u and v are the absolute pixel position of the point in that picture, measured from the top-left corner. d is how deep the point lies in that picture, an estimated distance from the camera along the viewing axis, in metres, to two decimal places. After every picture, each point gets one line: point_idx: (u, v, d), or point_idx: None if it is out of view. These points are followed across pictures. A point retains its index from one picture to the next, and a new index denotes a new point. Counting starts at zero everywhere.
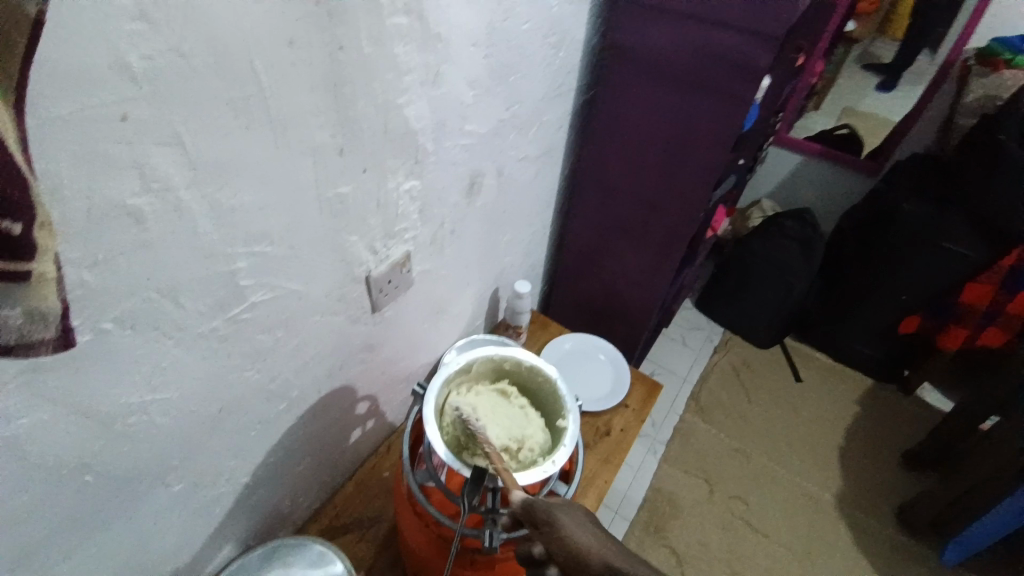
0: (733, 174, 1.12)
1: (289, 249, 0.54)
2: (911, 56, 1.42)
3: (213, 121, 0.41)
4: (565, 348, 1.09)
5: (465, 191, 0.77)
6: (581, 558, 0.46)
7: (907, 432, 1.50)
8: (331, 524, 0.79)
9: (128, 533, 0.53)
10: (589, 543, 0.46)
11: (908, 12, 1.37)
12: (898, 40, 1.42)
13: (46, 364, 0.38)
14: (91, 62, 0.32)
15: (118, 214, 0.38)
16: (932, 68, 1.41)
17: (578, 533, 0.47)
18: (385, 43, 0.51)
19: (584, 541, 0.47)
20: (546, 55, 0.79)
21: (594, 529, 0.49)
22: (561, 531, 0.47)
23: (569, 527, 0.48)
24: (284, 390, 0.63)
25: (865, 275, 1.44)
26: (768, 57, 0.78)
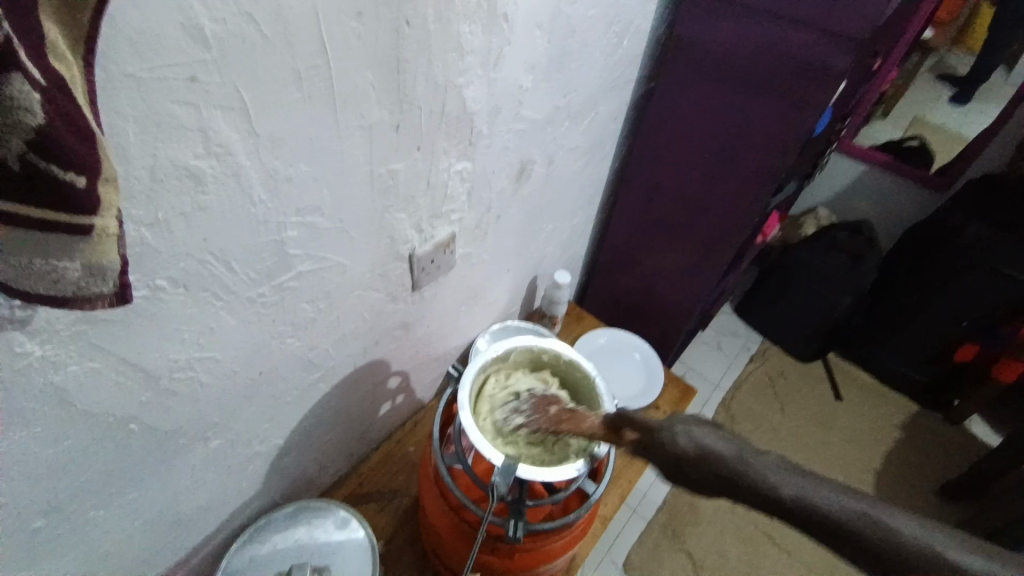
0: (793, 180, 1.06)
1: (337, 222, 0.53)
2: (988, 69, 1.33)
3: (278, 90, 0.41)
4: (598, 343, 1.06)
5: (514, 177, 0.75)
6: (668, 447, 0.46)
7: (949, 464, 1.42)
8: (354, 493, 0.81)
9: (164, 484, 0.54)
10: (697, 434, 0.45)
11: (987, 27, 1.30)
12: (975, 52, 1.34)
13: (99, 316, 0.39)
14: (165, 22, 0.32)
15: (179, 174, 0.38)
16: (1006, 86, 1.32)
17: (710, 437, 0.45)
18: (450, 21, 0.50)
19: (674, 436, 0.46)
20: (610, 42, 0.76)
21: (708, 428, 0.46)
22: (686, 432, 0.46)
23: (698, 431, 0.45)
24: (321, 360, 0.64)
25: (919, 295, 1.36)
26: (846, 59, 0.73)
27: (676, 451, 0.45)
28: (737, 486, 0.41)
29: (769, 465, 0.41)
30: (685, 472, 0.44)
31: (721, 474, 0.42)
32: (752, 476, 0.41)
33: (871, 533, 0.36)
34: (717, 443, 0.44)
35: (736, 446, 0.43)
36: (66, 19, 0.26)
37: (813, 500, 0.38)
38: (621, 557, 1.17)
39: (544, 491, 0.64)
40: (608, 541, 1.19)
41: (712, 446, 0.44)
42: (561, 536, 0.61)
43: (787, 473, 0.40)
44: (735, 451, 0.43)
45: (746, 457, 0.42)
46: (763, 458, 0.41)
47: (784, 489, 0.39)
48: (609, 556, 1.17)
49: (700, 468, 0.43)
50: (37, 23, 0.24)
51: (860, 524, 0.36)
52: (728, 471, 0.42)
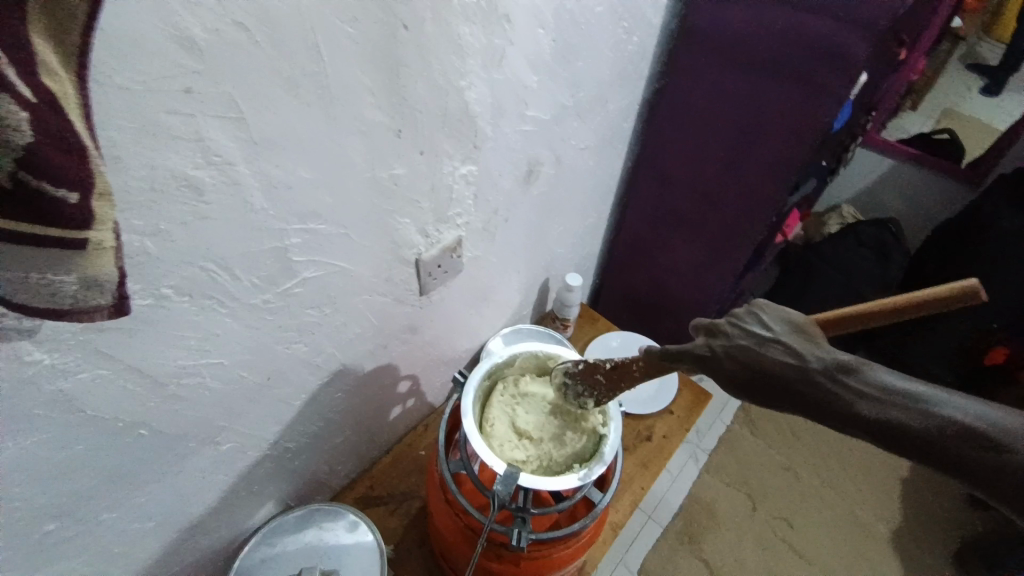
0: (812, 177, 1.04)
1: (341, 228, 0.54)
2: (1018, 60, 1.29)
3: (273, 97, 0.41)
4: (612, 345, 1.05)
5: (521, 178, 0.75)
6: (735, 372, 0.44)
7: None
8: (366, 495, 0.81)
9: (175, 486, 0.55)
10: (769, 350, 0.42)
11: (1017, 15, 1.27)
12: (1005, 42, 1.30)
13: (107, 325, 0.40)
14: (157, 37, 0.33)
15: (177, 184, 0.39)
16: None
17: (768, 343, 0.43)
18: (450, 23, 0.50)
19: (735, 362, 0.44)
20: (617, 39, 0.75)
21: (777, 341, 0.42)
22: (738, 343, 0.44)
23: (754, 343, 0.43)
24: (328, 364, 0.64)
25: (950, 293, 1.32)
26: (864, 47, 0.72)
27: (742, 371, 0.43)
28: (807, 400, 0.40)
29: (840, 372, 0.40)
30: (757, 394, 0.43)
31: (789, 389, 0.41)
32: (828, 391, 0.40)
33: (967, 442, 0.35)
34: (776, 351, 0.42)
35: (801, 352, 0.41)
36: (57, 35, 0.26)
37: (895, 412, 0.37)
38: (636, 562, 1.16)
39: (550, 499, 0.63)
40: (624, 545, 1.18)
41: (772, 356, 0.42)
42: (567, 544, 0.60)
43: (863, 381, 0.39)
44: (797, 359, 0.41)
45: (821, 374, 0.40)
46: (836, 364, 0.40)
47: (862, 403, 0.38)
48: (625, 560, 1.16)
49: (770, 389, 0.42)
50: (23, 36, 0.24)
51: (955, 438, 0.36)
52: (793, 383, 0.41)
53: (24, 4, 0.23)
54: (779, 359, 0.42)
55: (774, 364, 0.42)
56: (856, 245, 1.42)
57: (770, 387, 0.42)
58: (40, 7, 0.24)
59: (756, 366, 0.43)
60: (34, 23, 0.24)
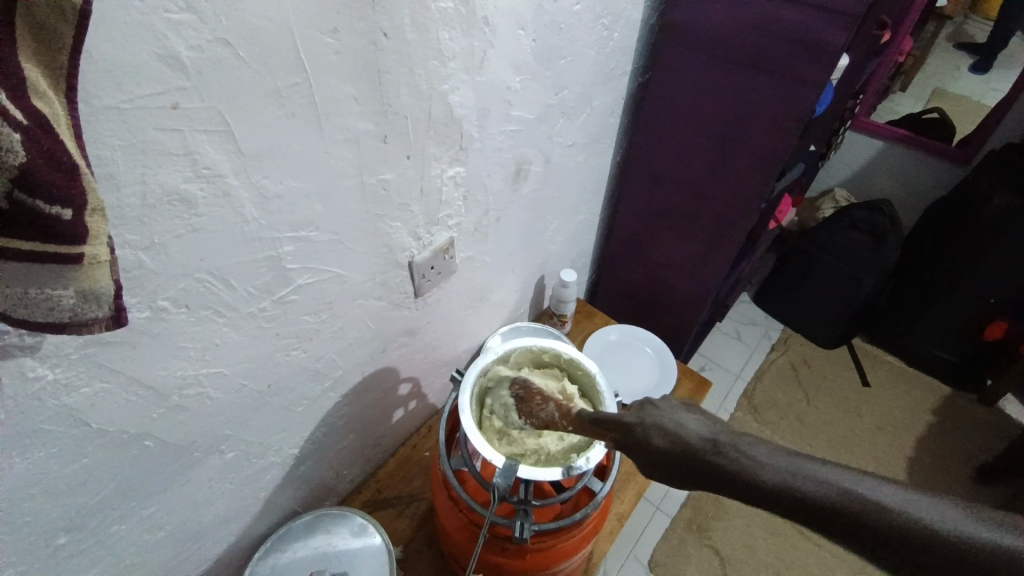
0: (800, 162, 1.04)
1: (334, 235, 0.55)
2: (1005, 35, 1.33)
3: (261, 110, 0.42)
4: (610, 339, 1.06)
5: (511, 178, 0.76)
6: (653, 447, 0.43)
7: (987, 448, 1.37)
8: (372, 499, 0.82)
9: (183, 496, 0.56)
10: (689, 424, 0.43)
11: None
12: (992, 19, 1.36)
13: (107, 338, 0.41)
14: (143, 60, 0.34)
15: (169, 198, 0.40)
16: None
17: (683, 420, 0.44)
18: (429, 28, 0.51)
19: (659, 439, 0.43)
20: (598, 36, 0.76)
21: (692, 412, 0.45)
22: (664, 417, 0.44)
23: (673, 419, 0.44)
24: (328, 370, 0.65)
25: (954, 271, 1.30)
26: (842, 36, 0.72)
27: (658, 440, 0.43)
28: (726, 478, 0.40)
29: (742, 445, 0.40)
30: (674, 469, 0.42)
31: (710, 472, 0.41)
32: (736, 462, 0.40)
33: (849, 506, 0.37)
34: (694, 429, 0.43)
35: (715, 431, 0.42)
36: (46, 59, 0.27)
37: (793, 483, 0.38)
38: (646, 554, 1.17)
39: (552, 490, 0.64)
40: (633, 537, 1.19)
41: (692, 434, 0.42)
42: (570, 534, 0.61)
43: (760, 452, 0.40)
44: (706, 430, 0.42)
45: (726, 442, 0.41)
46: (737, 439, 0.41)
47: (771, 476, 0.39)
48: (635, 552, 1.17)
49: (686, 465, 0.41)
50: (15, 65, 0.25)
51: (845, 505, 0.37)
52: (707, 458, 0.41)
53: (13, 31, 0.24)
54: (685, 435, 0.42)
55: (685, 434, 0.42)
56: (848, 230, 1.42)
57: (683, 463, 0.42)
58: (31, 30, 0.25)
59: (676, 443, 0.42)
60: (24, 49, 0.25)
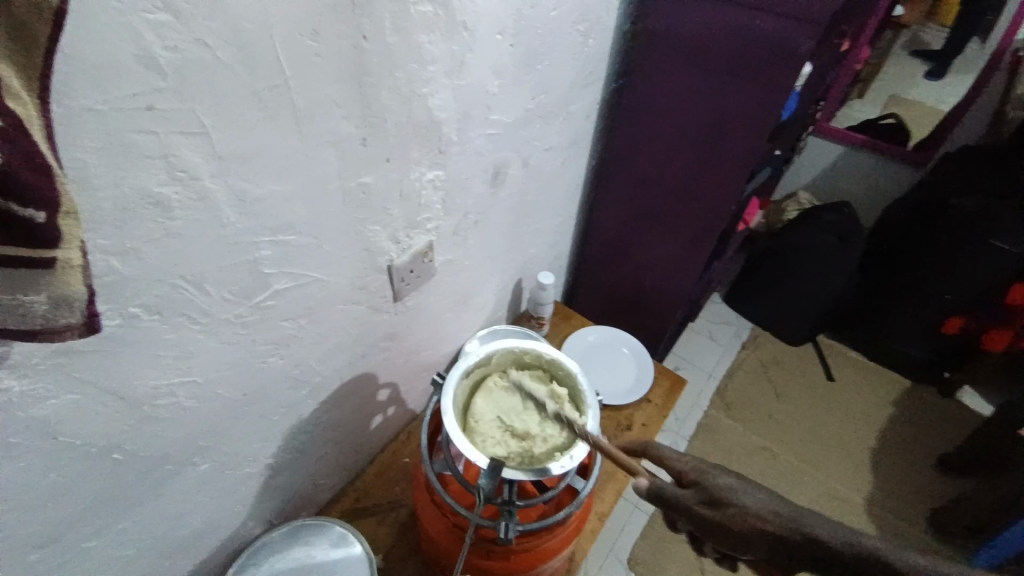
0: (767, 165, 1.07)
1: (313, 239, 0.54)
2: (963, 41, 1.34)
3: (241, 112, 0.41)
4: (588, 341, 1.07)
5: (489, 181, 0.76)
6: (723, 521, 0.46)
7: (945, 439, 1.44)
8: (352, 508, 0.81)
9: (156, 510, 0.55)
10: (752, 498, 0.46)
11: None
12: (948, 26, 1.35)
13: (78, 347, 0.39)
14: (118, 60, 0.33)
15: (144, 202, 0.39)
16: (982, 57, 1.35)
17: (748, 494, 0.47)
18: (410, 31, 0.51)
19: (726, 505, 0.46)
20: (575, 42, 0.77)
21: (746, 482, 0.48)
22: (728, 496, 0.47)
23: (739, 495, 0.47)
24: (307, 376, 0.64)
25: (919, 270, 1.35)
26: (810, 42, 0.75)
27: (722, 509, 0.46)
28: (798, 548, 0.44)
29: (810, 523, 0.44)
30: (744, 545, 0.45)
31: (784, 546, 0.44)
32: (805, 535, 0.44)
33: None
34: (759, 503, 0.46)
35: (779, 505, 0.46)
36: (18, 56, 0.26)
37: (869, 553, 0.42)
38: (626, 554, 1.18)
39: (535, 491, 0.64)
40: (613, 537, 1.20)
41: (760, 508, 0.45)
42: (554, 533, 0.61)
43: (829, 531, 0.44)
44: (775, 502, 0.46)
45: (791, 516, 0.45)
46: (802, 516, 0.45)
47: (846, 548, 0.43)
48: (614, 552, 1.18)
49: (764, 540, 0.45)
50: None
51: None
52: (778, 531, 0.44)
53: None
54: (753, 506, 0.46)
55: (756, 508, 0.45)
56: (818, 231, 1.45)
57: (759, 536, 0.45)
58: (6, 31, 0.25)
59: (748, 519, 0.45)
60: None
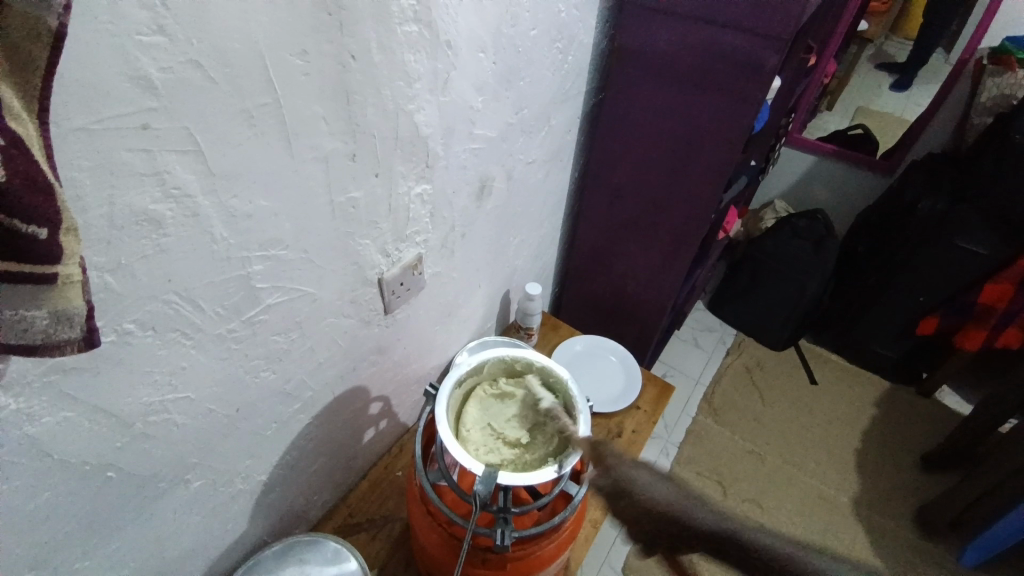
0: (743, 174, 1.11)
1: (303, 253, 0.55)
2: (927, 53, 1.39)
3: (231, 130, 0.42)
4: (576, 350, 1.09)
5: (474, 195, 0.78)
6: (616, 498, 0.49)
7: (927, 437, 1.47)
8: (345, 524, 0.80)
9: (147, 530, 0.54)
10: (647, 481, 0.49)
11: (920, 14, 1.36)
12: (912, 39, 1.41)
13: (71, 365, 0.40)
14: (112, 82, 0.34)
15: (138, 219, 0.39)
16: (946, 67, 1.39)
17: (648, 481, 0.49)
18: (394, 50, 0.52)
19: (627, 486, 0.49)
20: (553, 58, 0.80)
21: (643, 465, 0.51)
22: (628, 478, 0.49)
23: (637, 480, 0.49)
24: (298, 391, 0.65)
25: (893, 272, 1.40)
26: (775, 57, 0.77)
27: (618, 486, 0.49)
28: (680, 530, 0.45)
29: (696, 505, 0.46)
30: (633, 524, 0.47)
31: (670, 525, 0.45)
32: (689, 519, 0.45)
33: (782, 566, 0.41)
34: (651, 486, 0.48)
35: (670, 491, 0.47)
36: (18, 78, 0.26)
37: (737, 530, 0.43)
38: (620, 562, 1.18)
39: (529, 498, 0.65)
40: (606, 546, 1.20)
41: (651, 490, 0.47)
42: (549, 540, 0.62)
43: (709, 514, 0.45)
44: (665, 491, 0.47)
45: (677, 499, 0.46)
46: (691, 502, 0.46)
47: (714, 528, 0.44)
48: (609, 561, 1.18)
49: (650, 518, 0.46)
50: None
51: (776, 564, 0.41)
52: (659, 508, 0.46)
53: None
54: (646, 486, 0.48)
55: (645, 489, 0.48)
56: (792, 237, 1.52)
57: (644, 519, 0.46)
58: (5, 55, 0.25)
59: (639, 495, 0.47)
60: None
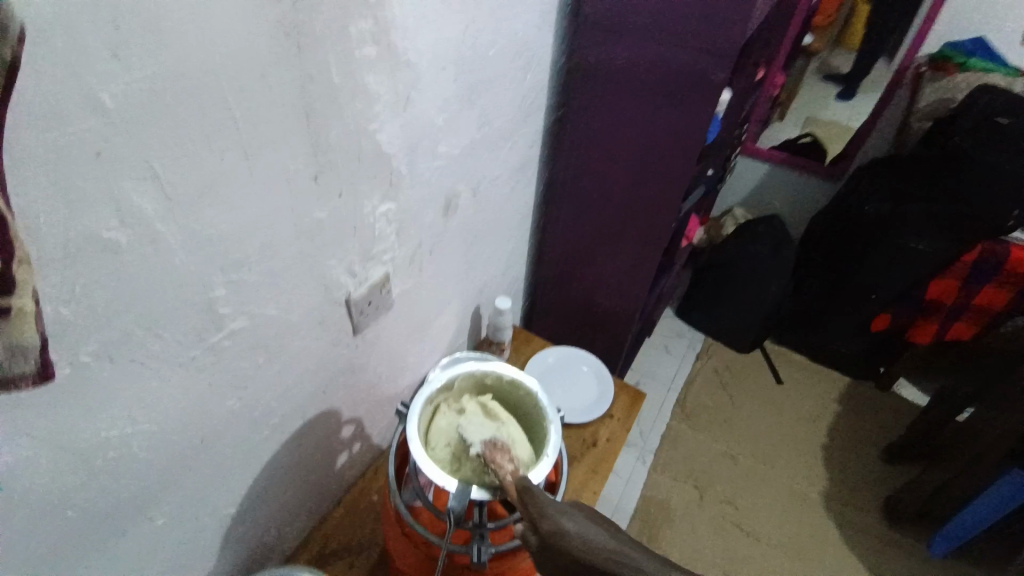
0: (700, 183, 1.15)
1: (267, 275, 0.54)
2: (868, 64, 1.47)
3: (192, 154, 0.42)
4: (548, 362, 1.10)
5: (440, 212, 0.78)
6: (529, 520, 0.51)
7: (889, 430, 1.52)
8: (320, 552, 0.78)
9: (109, 571, 0.52)
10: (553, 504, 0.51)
11: (862, 24, 1.40)
12: (855, 49, 1.45)
13: (25, 401, 0.38)
14: (64, 109, 0.33)
15: (93, 246, 0.38)
16: (888, 75, 1.48)
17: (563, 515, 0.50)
18: (354, 72, 0.53)
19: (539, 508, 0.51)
20: (513, 77, 0.82)
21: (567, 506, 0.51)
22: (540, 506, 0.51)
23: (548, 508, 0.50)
24: (266, 417, 0.63)
25: (842, 273, 1.47)
26: (724, 71, 0.83)
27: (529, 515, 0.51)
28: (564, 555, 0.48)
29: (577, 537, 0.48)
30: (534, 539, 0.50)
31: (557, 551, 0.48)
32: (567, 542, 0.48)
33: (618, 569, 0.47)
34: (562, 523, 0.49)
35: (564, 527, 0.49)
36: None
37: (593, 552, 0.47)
38: None
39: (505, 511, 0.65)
40: None
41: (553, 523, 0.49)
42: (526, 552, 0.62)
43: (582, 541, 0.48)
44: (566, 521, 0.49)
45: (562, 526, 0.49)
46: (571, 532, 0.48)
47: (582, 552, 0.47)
48: None
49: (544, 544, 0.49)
50: None
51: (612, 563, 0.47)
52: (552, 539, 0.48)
53: None
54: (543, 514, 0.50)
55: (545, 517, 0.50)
56: (753, 242, 1.56)
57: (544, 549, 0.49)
58: None
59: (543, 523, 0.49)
60: None
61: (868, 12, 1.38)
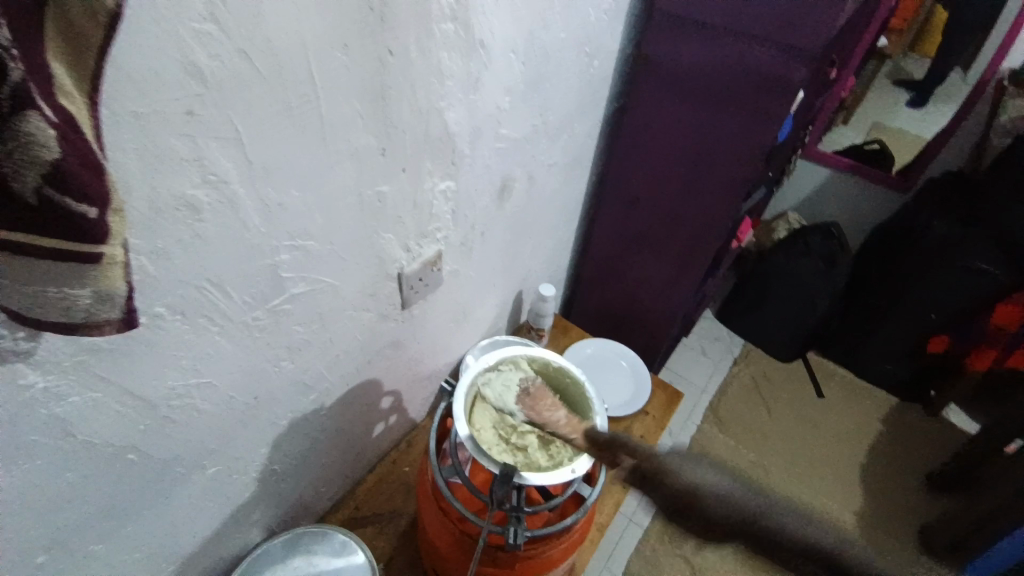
0: (761, 186, 1.11)
1: (329, 245, 0.55)
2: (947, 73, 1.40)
3: (271, 119, 0.43)
4: (586, 353, 1.09)
5: (496, 194, 0.78)
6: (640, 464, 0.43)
7: (932, 457, 1.46)
8: (351, 517, 0.80)
9: (162, 514, 0.55)
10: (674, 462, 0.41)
11: (939, 31, 1.36)
12: (930, 57, 1.39)
13: (102, 348, 0.40)
14: (162, 68, 0.34)
15: (176, 204, 0.40)
16: (965, 87, 1.38)
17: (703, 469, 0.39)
18: (430, 50, 0.53)
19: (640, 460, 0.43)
20: (579, 64, 0.80)
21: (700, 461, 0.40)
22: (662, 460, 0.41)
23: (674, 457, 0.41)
24: (315, 383, 0.65)
25: (890, 294, 1.42)
26: (803, 72, 0.77)
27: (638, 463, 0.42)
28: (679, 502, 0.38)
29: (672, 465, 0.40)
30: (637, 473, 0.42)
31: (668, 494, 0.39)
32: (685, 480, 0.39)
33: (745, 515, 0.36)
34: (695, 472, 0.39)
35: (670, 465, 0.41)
36: (72, 60, 0.26)
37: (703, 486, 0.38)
38: (620, 566, 1.18)
39: (541, 498, 0.65)
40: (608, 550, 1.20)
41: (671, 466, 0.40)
42: (558, 541, 0.62)
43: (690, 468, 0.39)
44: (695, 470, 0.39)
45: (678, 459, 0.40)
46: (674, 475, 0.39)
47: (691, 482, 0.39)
48: (609, 566, 1.18)
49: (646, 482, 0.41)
50: (44, 63, 0.24)
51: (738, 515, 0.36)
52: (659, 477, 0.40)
53: (44, 28, 0.24)
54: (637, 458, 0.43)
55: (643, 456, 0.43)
56: (802, 253, 1.50)
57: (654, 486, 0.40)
58: (58, 29, 0.24)
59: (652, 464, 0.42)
60: (50, 45, 0.24)
61: (946, 22, 1.33)
